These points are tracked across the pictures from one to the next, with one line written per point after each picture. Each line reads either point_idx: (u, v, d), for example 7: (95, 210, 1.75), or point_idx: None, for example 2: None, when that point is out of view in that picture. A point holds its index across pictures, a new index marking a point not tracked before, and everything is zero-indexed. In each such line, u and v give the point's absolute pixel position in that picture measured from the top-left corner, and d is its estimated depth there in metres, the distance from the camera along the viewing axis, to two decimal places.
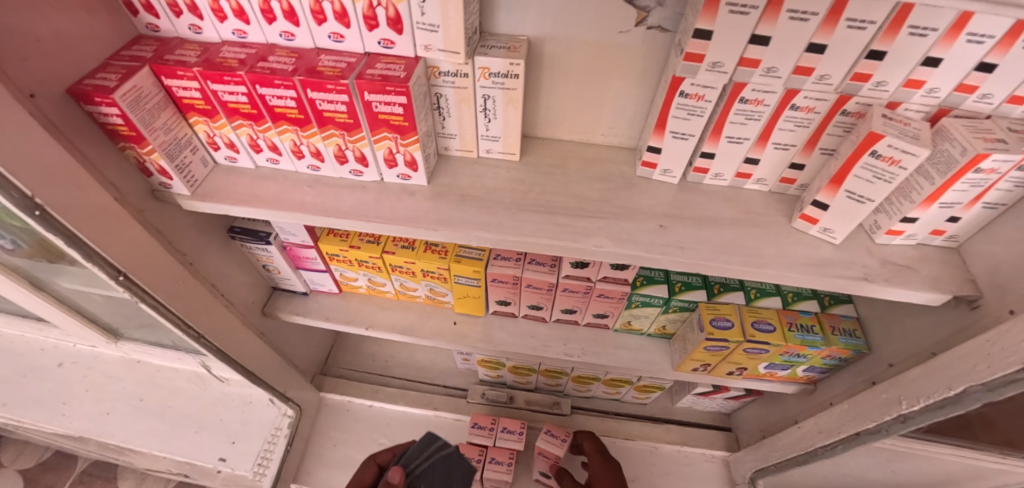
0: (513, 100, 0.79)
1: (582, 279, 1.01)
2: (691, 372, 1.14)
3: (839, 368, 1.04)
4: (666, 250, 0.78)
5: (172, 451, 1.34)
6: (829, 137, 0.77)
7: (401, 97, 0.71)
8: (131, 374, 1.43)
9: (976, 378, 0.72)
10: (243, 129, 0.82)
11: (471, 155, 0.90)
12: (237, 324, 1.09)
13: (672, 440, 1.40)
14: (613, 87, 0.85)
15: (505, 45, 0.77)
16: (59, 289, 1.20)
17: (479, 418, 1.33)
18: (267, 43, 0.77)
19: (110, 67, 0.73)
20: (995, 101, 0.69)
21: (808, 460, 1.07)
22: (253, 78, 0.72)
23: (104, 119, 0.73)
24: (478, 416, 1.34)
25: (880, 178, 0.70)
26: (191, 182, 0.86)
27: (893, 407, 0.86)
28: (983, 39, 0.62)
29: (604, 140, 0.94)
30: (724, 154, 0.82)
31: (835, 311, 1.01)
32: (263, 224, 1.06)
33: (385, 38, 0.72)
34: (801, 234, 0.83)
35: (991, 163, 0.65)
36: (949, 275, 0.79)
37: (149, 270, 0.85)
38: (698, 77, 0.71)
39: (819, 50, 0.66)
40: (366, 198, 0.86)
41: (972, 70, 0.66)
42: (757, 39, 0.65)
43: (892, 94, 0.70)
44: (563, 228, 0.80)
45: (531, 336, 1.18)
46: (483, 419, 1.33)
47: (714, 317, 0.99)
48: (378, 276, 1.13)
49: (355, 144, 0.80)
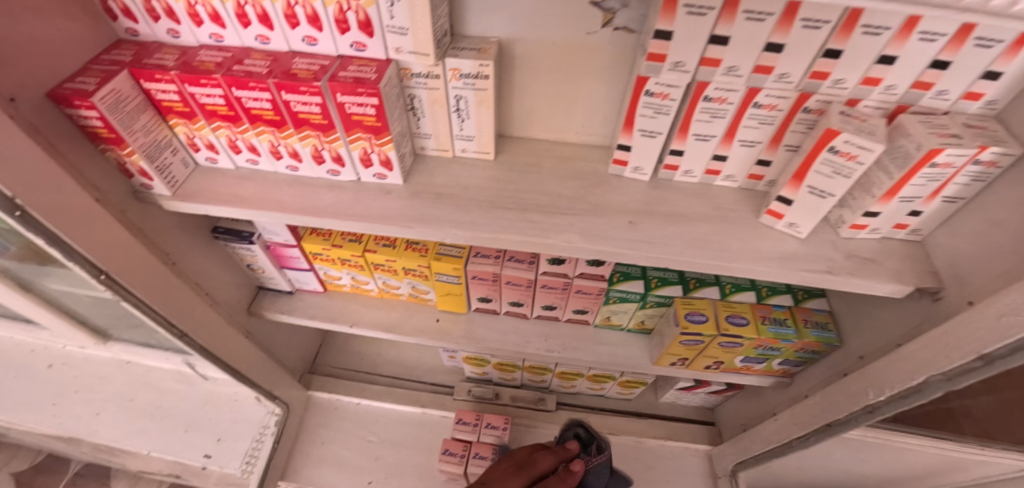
0: (485, 101, 0.80)
1: (560, 276, 1.03)
2: (670, 366, 1.16)
3: (814, 361, 1.06)
4: (635, 246, 0.81)
5: (162, 450, 1.36)
6: (793, 134, 0.79)
7: (373, 98, 0.73)
8: (121, 375, 1.45)
9: (936, 368, 0.74)
10: (221, 131, 0.84)
11: (447, 154, 0.92)
12: (221, 323, 1.10)
13: (656, 435, 1.42)
14: (583, 87, 0.87)
15: (475, 47, 0.79)
16: (47, 291, 1.21)
17: (464, 414, 1.36)
18: (243, 46, 0.79)
19: (90, 70, 0.75)
20: (951, 97, 0.71)
21: (785, 451, 1.09)
22: (229, 81, 0.74)
23: (84, 121, 0.74)
24: (463, 412, 1.37)
25: (839, 174, 0.72)
26: (172, 183, 0.87)
27: (862, 398, 0.88)
28: (934, 37, 0.64)
29: (578, 139, 0.96)
30: (692, 151, 0.84)
31: (808, 305, 1.03)
32: (247, 225, 1.08)
33: (357, 41, 0.74)
34: (768, 229, 0.85)
35: (945, 157, 0.67)
36: (912, 268, 0.81)
37: (131, 270, 0.87)
38: (662, 76, 0.73)
39: (777, 49, 0.68)
40: (344, 198, 0.88)
41: (927, 67, 0.68)
42: (716, 39, 0.67)
43: (851, 91, 0.72)
44: (535, 225, 0.82)
45: (514, 332, 1.20)
46: (467, 415, 1.36)
47: (690, 312, 1.00)
48: (361, 274, 1.15)
49: (331, 144, 0.82)
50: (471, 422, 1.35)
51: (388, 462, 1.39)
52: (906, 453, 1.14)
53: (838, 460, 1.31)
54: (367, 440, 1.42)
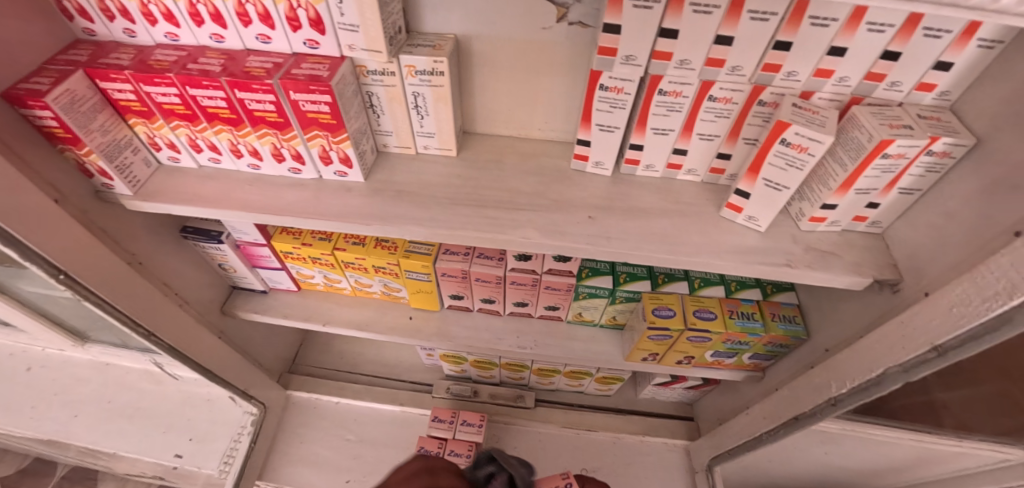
0: (442, 97, 0.80)
1: (529, 272, 1.03)
2: (641, 361, 1.16)
3: (783, 354, 1.06)
4: (593, 240, 0.81)
5: (139, 451, 1.37)
6: (750, 127, 0.79)
7: (325, 96, 0.72)
8: (100, 377, 1.45)
9: (893, 360, 0.74)
10: (181, 130, 0.84)
11: (410, 151, 0.92)
12: (191, 322, 1.10)
13: (635, 430, 1.43)
14: (542, 83, 0.87)
15: (431, 43, 0.79)
16: (21, 293, 1.22)
17: (440, 412, 1.36)
18: (200, 45, 0.79)
19: (45, 70, 0.75)
20: (904, 88, 0.71)
21: (756, 445, 1.09)
22: (182, 80, 0.74)
23: (39, 122, 0.74)
24: (439, 410, 1.37)
25: (792, 166, 0.73)
26: (134, 182, 0.87)
27: (825, 391, 0.88)
28: (882, 27, 0.64)
29: (541, 135, 0.96)
30: (652, 145, 0.84)
31: (776, 299, 1.03)
32: (216, 224, 1.08)
33: (310, 38, 0.74)
34: (728, 222, 0.86)
35: (897, 148, 0.67)
36: (871, 260, 0.81)
37: (93, 270, 0.87)
38: (615, 70, 0.73)
39: (727, 42, 0.68)
40: (305, 196, 0.88)
41: (878, 59, 0.67)
42: (665, 32, 0.67)
43: (804, 83, 0.72)
44: (493, 221, 0.82)
45: (486, 329, 1.20)
46: (444, 413, 1.36)
47: (657, 307, 1.00)
48: (333, 273, 1.15)
49: (290, 142, 0.82)
50: (447, 420, 1.35)
51: (367, 461, 1.39)
52: (881, 446, 1.14)
53: (815, 453, 1.32)
54: (346, 439, 1.42)
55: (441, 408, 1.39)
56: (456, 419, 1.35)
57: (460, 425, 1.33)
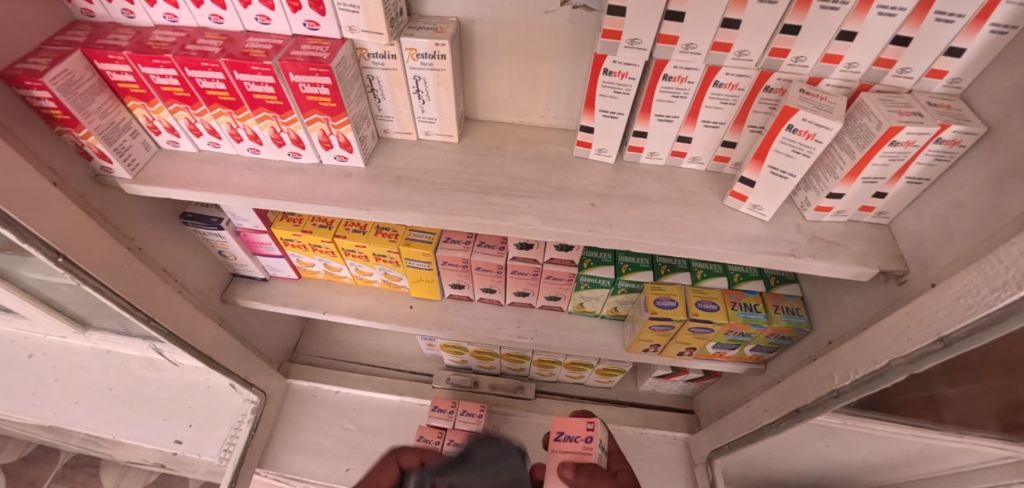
0: (444, 81, 0.79)
1: (530, 261, 1.02)
2: (642, 353, 1.15)
3: (785, 346, 1.05)
4: (595, 228, 0.80)
5: (139, 438, 1.38)
6: (756, 114, 0.77)
7: (325, 78, 0.72)
8: (102, 364, 1.46)
9: (899, 351, 0.73)
10: (180, 113, 0.83)
11: (411, 137, 0.91)
12: (191, 309, 1.10)
13: (634, 423, 1.43)
14: (545, 68, 0.86)
15: (433, 26, 0.78)
16: (23, 279, 1.22)
17: (569, 426, 0.94)
18: (199, 26, 0.78)
19: (43, 51, 0.74)
20: (915, 75, 0.70)
21: (757, 438, 1.08)
22: (181, 61, 0.73)
23: (37, 102, 0.74)
24: (563, 421, 0.95)
25: (799, 152, 0.71)
26: (133, 166, 0.87)
27: (828, 383, 0.87)
28: (894, 11, 0.63)
29: (544, 122, 0.95)
30: (656, 132, 0.83)
31: (780, 291, 1.02)
32: (216, 210, 1.08)
33: (310, 20, 0.73)
34: (732, 211, 0.85)
35: (906, 136, 0.65)
36: (877, 251, 0.80)
37: (90, 253, 0.86)
38: (620, 55, 0.72)
39: (734, 26, 0.66)
40: (305, 180, 0.87)
41: (888, 44, 0.66)
42: (671, 14, 0.66)
43: (812, 69, 0.71)
44: (494, 208, 0.81)
45: (486, 318, 1.20)
46: (574, 428, 0.94)
47: (659, 297, 0.99)
48: (333, 261, 1.14)
49: (290, 126, 0.81)
50: (582, 440, 0.92)
51: (365, 450, 1.39)
52: (881, 441, 1.13)
53: (813, 448, 1.31)
54: (346, 428, 1.42)
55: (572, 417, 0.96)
56: (584, 438, 0.92)
57: (585, 449, 0.90)
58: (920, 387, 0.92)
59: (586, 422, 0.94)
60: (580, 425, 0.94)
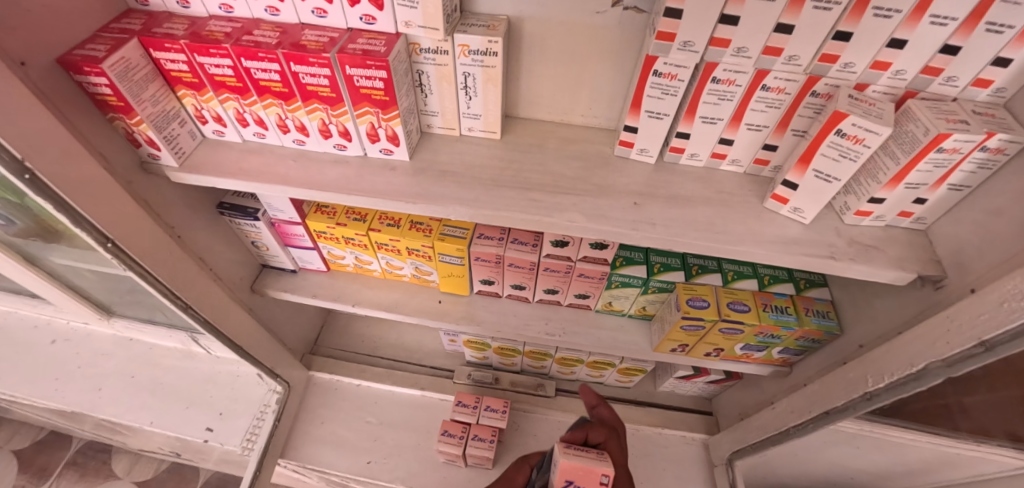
0: (493, 78, 0.80)
1: (563, 259, 1.04)
2: (669, 352, 1.16)
3: (813, 349, 1.06)
4: (638, 226, 0.81)
5: (163, 426, 1.37)
6: (800, 119, 0.79)
7: (381, 71, 0.73)
8: (125, 351, 1.47)
9: (936, 354, 0.74)
10: (229, 103, 0.84)
11: (453, 133, 0.92)
12: (225, 298, 1.11)
13: (653, 423, 1.43)
14: (590, 68, 0.87)
15: (484, 23, 0.79)
16: (53, 264, 1.23)
17: (578, 476, 0.87)
18: (253, 18, 0.79)
19: (99, 38, 0.75)
20: (960, 84, 0.71)
21: (782, 439, 1.09)
22: (238, 51, 0.74)
23: (93, 89, 0.75)
24: (572, 469, 0.87)
25: (845, 157, 0.73)
26: (179, 154, 0.88)
27: (860, 385, 0.88)
28: (945, 21, 0.64)
29: (584, 121, 0.96)
30: (699, 134, 0.84)
31: (809, 294, 1.03)
32: (252, 201, 1.09)
33: (367, 14, 0.74)
34: (772, 214, 0.86)
35: (953, 143, 0.67)
36: (915, 256, 0.81)
37: (136, 240, 0.87)
38: (670, 56, 0.73)
39: (787, 31, 0.67)
40: (349, 172, 0.88)
41: (937, 52, 0.67)
42: (726, 18, 0.67)
43: (860, 76, 0.72)
44: (539, 204, 0.82)
45: (513, 315, 1.21)
46: (585, 479, 0.87)
47: (691, 297, 1.00)
48: (365, 254, 1.15)
49: (339, 118, 0.82)
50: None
51: (386, 443, 1.40)
52: (902, 448, 1.14)
53: (829, 453, 1.32)
54: (367, 421, 1.43)
55: (582, 461, 0.88)
56: None
57: None
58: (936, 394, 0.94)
59: (599, 475, 0.87)
60: (593, 478, 0.87)
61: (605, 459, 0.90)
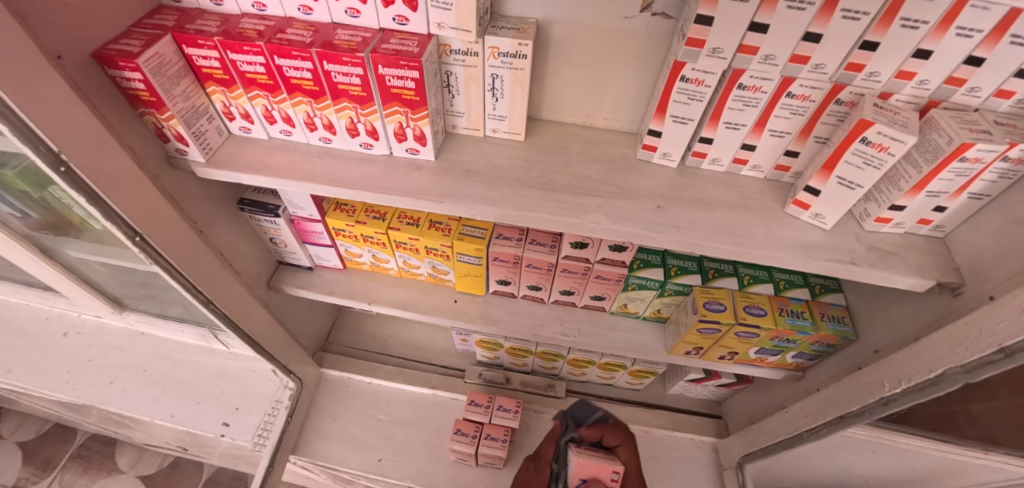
0: (521, 80, 0.81)
1: (582, 260, 1.04)
2: (683, 355, 1.17)
3: (827, 355, 1.07)
4: (661, 229, 0.83)
5: (175, 420, 1.37)
6: (823, 126, 0.80)
7: (413, 72, 0.74)
8: (137, 345, 1.48)
9: (955, 360, 0.75)
10: (258, 100, 0.85)
11: (478, 134, 0.93)
12: (243, 293, 1.11)
13: (663, 425, 1.44)
14: (615, 72, 0.88)
15: (514, 26, 0.80)
16: (69, 257, 1.23)
17: (592, 473, 0.99)
18: (285, 17, 0.80)
19: (133, 33, 0.76)
20: (983, 95, 0.71)
21: (794, 443, 1.10)
22: (271, 49, 0.75)
23: (126, 83, 0.75)
24: (586, 467, 0.99)
25: (869, 164, 0.74)
26: (207, 149, 0.89)
27: (876, 390, 0.89)
28: (971, 32, 0.64)
29: (606, 124, 0.97)
30: (722, 139, 0.85)
31: (824, 299, 1.04)
32: (273, 198, 1.10)
33: (400, 15, 0.75)
34: (792, 219, 0.87)
35: (976, 152, 0.68)
36: (933, 263, 0.83)
37: (163, 233, 0.88)
38: (699, 62, 0.75)
39: (815, 39, 0.68)
40: (374, 171, 0.89)
41: (961, 63, 0.68)
42: (756, 26, 0.68)
43: (884, 85, 0.73)
44: (564, 206, 0.83)
45: (529, 315, 1.22)
46: (598, 476, 0.98)
47: (708, 300, 1.01)
48: (382, 252, 1.16)
49: (367, 117, 0.83)
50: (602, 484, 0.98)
51: (397, 441, 1.40)
52: (912, 456, 1.15)
53: (837, 458, 1.33)
54: (378, 418, 1.43)
55: (595, 460, 1.00)
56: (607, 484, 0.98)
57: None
58: (945, 401, 0.95)
59: (610, 471, 0.98)
60: (605, 475, 0.98)
61: (617, 461, 1.01)
